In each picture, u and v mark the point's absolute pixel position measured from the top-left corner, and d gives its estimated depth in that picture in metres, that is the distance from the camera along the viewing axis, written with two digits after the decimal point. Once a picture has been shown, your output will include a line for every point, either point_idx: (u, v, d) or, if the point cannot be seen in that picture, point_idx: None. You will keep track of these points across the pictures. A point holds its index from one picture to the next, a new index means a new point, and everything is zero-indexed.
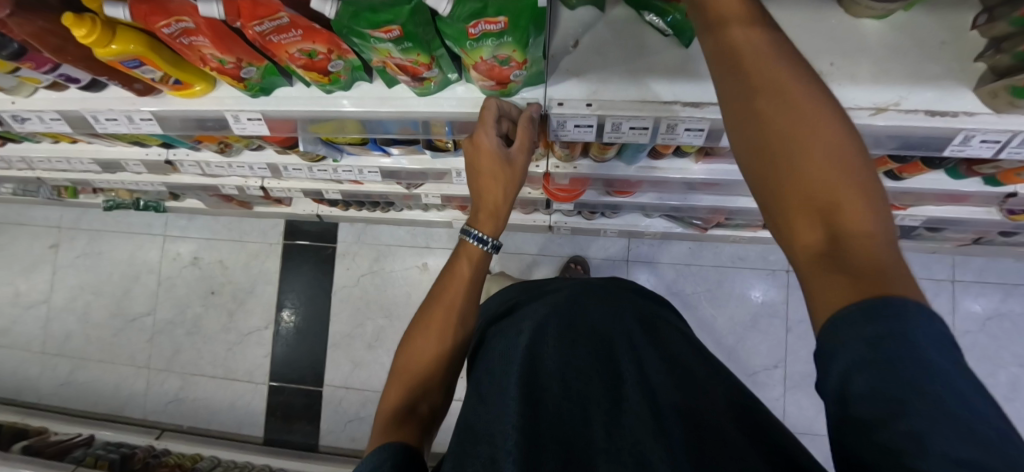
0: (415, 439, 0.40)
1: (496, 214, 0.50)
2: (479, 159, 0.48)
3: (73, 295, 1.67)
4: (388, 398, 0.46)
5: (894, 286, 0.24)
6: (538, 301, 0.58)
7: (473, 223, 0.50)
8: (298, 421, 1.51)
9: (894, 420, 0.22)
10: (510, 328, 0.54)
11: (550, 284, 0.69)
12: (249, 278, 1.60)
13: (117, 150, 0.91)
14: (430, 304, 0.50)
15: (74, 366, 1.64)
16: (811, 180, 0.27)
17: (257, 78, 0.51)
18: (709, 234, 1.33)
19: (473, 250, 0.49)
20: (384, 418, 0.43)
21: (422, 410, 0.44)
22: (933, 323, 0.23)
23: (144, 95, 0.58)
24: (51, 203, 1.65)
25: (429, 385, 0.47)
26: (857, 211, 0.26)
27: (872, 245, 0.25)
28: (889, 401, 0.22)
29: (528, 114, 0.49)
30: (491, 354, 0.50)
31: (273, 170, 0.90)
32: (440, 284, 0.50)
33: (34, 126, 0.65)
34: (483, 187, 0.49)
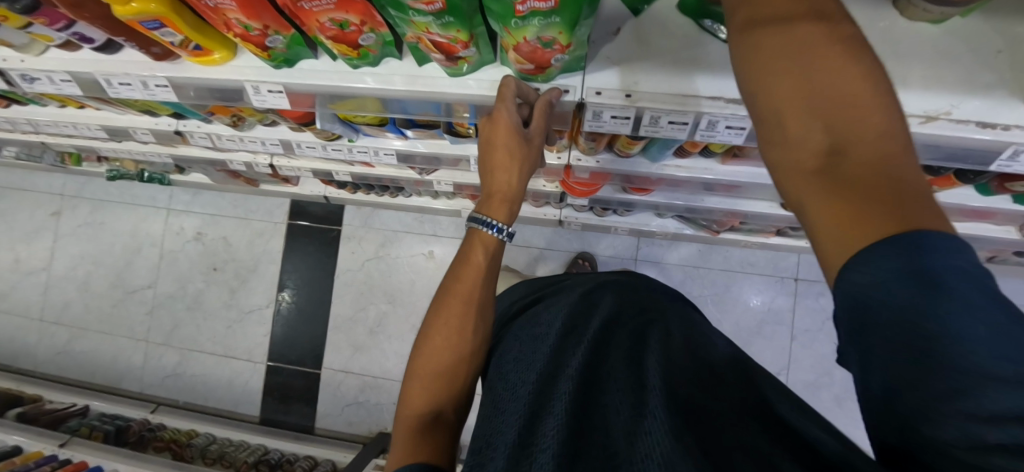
0: (440, 443, 0.39)
1: (513, 198, 0.49)
2: (495, 139, 0.47)
3: (73, 263, 1.65)
4: (410, 401, 0.44)
5: (911, 214, 0.23)
6: (552, 301, 0.58)
7: (485, 209, 0.48)
8: (296, 403, 1.51)
9: (939, 383, 0.20)
10: (526, 331, 0.53)
11: (564, 280, 0.67)
12: (252, 256, 1.58)
13: (126, 118, 0.89)
14: (443, 295, 0.48)
15: (72, 335, 1.62)
16: (821, 99, 0.25)
17: (282, 47, 0.49)
18: (720, 238, 1.31)
19: (488, 237, 0.48)
20: (408, 423, 0.42)
21: (448, 414, 0.43)
22: (960, 258, 0.21)
23: (161, 60, 0.55)
24: (54, 170, 1.62)
25: (450, 385, 0.45)
26: (865, 136, 0.25)
27: (890, 181, 0.24)
28: (922, 393, 0.20)
29: (546, 99, 0.46)
30: (506, 358, 0.49)
31: (286, 147, 0.88)
32: (455, 273, 0.49)
33: (44, 88, 0.63)
34: (502, 170, 0.48)
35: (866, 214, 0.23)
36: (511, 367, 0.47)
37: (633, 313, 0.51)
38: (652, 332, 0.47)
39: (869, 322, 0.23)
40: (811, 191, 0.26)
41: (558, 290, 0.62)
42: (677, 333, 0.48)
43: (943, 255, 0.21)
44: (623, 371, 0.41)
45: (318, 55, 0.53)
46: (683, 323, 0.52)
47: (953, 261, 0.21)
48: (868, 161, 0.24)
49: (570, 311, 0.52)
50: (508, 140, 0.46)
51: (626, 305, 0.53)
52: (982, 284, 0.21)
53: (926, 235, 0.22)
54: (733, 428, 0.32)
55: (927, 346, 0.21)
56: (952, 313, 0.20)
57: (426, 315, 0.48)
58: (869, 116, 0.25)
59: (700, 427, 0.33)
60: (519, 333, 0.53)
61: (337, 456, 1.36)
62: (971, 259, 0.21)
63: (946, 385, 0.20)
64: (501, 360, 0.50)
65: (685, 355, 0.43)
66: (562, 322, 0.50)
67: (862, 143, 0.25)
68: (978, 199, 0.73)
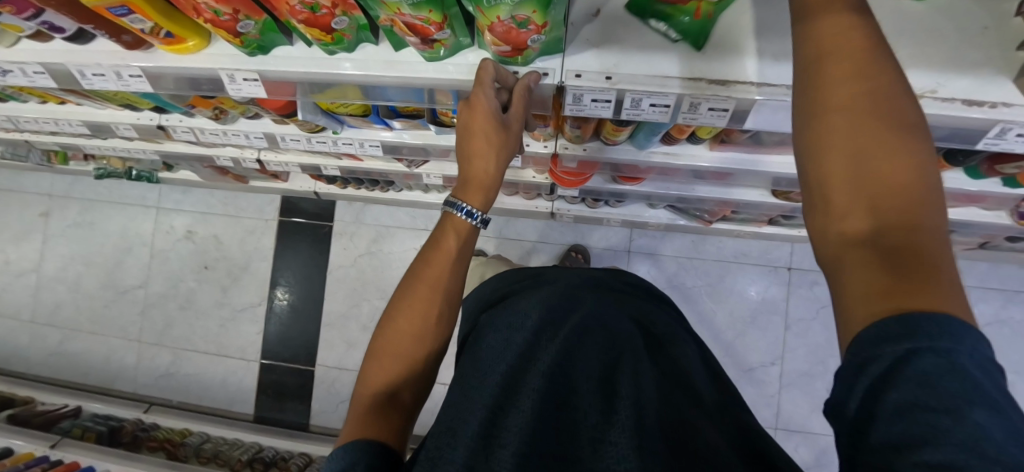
0: (393, 430, 0.39)
1: (489, 188, 0.48)
2: (472, 123, 0.46)
3: (63, 264, 1.64)
4: (369, 380, 0.44)
5: (941, 290, 0.22)
6: (535, 291, 0.56)
7: (460, 195, 0.47)
8: (291, 400, 1.50)
9: (926, 447, 0.18)
10: (503, 318, 0.51)
11: (545, 273, 0.67)
12: (244, 254, 1.57)
13: (108, 113, 0.88)
14: (413, 279, 0.47)
15: (64, 337, 1.61)
16: (873, 161, 0.25)
17: (254, 33, 0.47)
18: (713, 228, 1.31)
19: (461, 223, 0.47)
20: (363, 402, 0.42)
21: (405, 397, 0.43)
22: (980, 348, 0.20)
23: (133, 49, 0.54)
24: (41, 169, 1.60)
25: (412, 369, 0.45)
26: (908, 203, 0.24)
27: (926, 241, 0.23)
28: (910, 452, 0.19)
29: (524, 83, 0.46)
30: (480, 350, 0.48)
31: (270, 140, 0.86)
32: (425, 257, 0.48)
33: (17, 80, 0.61)
34: (479, 158, 0.47)
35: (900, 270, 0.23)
36: (484, 354, 0.46)
37: (618, 316, 0.51)
38: (630, 339, 0.47)
39: (868, 366, 0.22)
40: (849, 235, 0.25)
41: (539, 280, 0.62)
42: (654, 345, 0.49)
43: (970, 336, 0.20)
44: (597, 388, 0.41)
45: (292, 41, 0.52)
46: (659, 333, 0.52)
47: (974, 341, 0.20)
48: (908, 220, 0.24)
49: (553, 302, 0.52)
50: (484, 133, 0.46)
51: (614, 307, 0.53)
52: (993, 369, 0.20)
53: (958, 321, 0.20)
54: (702, 451, 0.34)
55: (923, 398, 0.19)
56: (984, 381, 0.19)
57: (393, 296, 0.48)
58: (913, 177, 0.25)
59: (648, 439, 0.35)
60: (495, 319, 0.53)
61: None
62: (989, 348, 0.20)
63: (926, 437, 0.18)
64: (473, 352, 0.48)
65: (656, 373, 0.44)
66: (540, 313, 0.49)
67: (905, 211, 0.24)
68: (969, 182, 0.73)
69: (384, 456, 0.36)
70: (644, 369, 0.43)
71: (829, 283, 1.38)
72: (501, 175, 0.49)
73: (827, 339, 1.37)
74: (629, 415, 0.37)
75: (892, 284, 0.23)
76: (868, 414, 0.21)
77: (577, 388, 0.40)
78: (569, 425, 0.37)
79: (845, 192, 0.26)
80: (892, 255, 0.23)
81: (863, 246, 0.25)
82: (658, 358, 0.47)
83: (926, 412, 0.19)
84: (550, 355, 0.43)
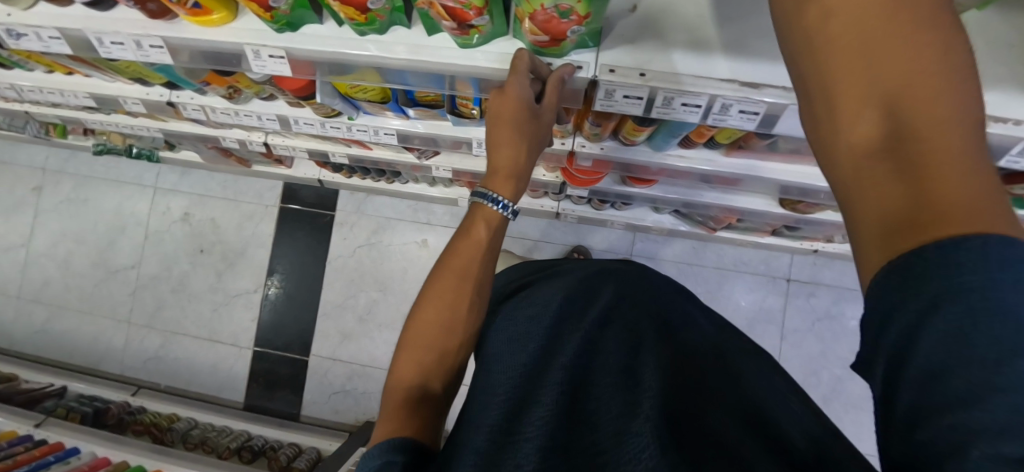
0: (428, 421, 0.39)
1: (519, 177, 0.47)
2: (501, 112, 0.45)
3: (54, 240, 1.60)
4: (400, 373, 0.44)
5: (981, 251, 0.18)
6: (551, 285, 0.56)
7: (489, 185, 0.47)
8: (282, 389, 1.48)
9: (950, 415, 0.17)
10: (520, 312, 0.52)
11: (561, 265, 0.66)
12: (242, 239, 1.54)
13: (116, 87, 0.86)
14: (441, 269, 0.47)
15: (51, 314, 1.57)
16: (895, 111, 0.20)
17: (286, 9, 0.46)
18: (716, 235, 1.31)
19: (491, 214, 0.47)
20: (395, 395, 0.42)
21: (435, 388, 0.43)
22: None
23: (156, 18, 0.53)
24: (36, 142, 1.56)
25: (441, 362, 0.45)
26: (948, 154, 0.19)
27: (972, 180, 0.19)
28: (938, 416, 0.17)
29: (558, 75, 0.45)
30: (499, 343, 0.48)
31: (282, 122, 0.85)
32: (453, 248, 0.47)
33: (30, 45, 0.60)
34: (507, 147, 0.46)
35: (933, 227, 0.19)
36: (502, 348, 0.47)
37: (636, 309, 0.51)
38: (648, 331, 0.47)
39: (891, 331, 0.20)
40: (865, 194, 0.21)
41: (557, 273, 0.62)
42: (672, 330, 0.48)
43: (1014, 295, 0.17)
44: (618, 377, 0.40)
45: (322, 20, 0.51)
46: (678, 316, 0.51)
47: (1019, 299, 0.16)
48: (946, 175, 0.19)
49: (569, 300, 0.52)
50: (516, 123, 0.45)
51: (626, 299, 0.52)
52: None
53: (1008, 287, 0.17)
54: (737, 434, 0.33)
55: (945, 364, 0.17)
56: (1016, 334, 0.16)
57: (421, 288, 0.47)
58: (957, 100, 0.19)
59: (675, 420, 0.34)
60: (512, 313, 0.53)
61: (323, 444, 1.34)
62: None
63: (955, 401, 0.17)
64: (493, 343, 0.48)
65: (675, 355, 0.43)
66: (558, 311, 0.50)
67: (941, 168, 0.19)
68: None
69: (418, 446, 0.36)
70: (665, 358, 0.43)
71: (825, 296, 1.40)
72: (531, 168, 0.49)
73: (821, 351, 1.39)
74: (652, 401, 0.36)
75: (917, 237, 0.19)
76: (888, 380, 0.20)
77: (597, 381, 0.40)
78: (592, 411, 0.36)
79: (864, 160, 0.21)
80: (921, 205, 0.19)
81: (879, 196, 0.20)
82: (679, 345, 0.46)
83: (952, 381, 0.17)
84: (570, 351, 0.43)
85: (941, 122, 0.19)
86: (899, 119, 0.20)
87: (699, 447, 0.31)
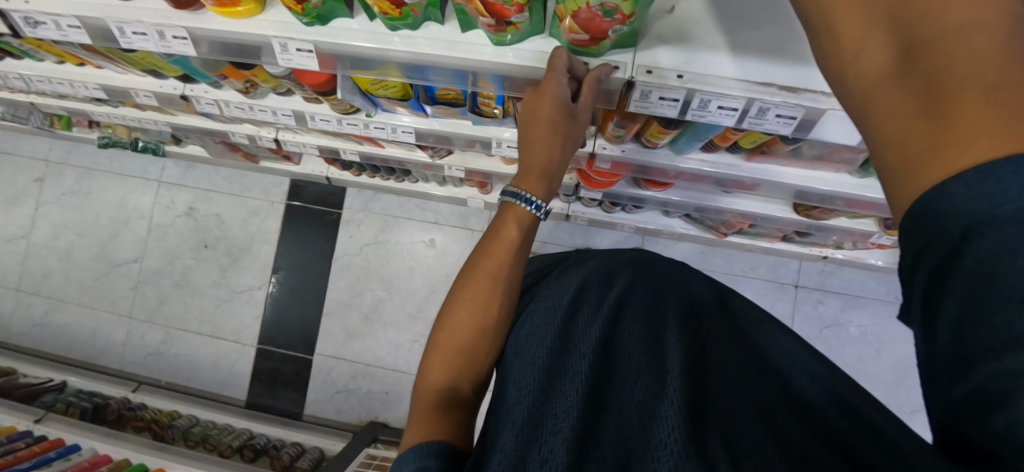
0: (458, 423, 0.38)
1: (550, 176, 0.47)
2: (538, 108, 0.45)
3: (55, 233, 1.58)
4: (430, 377, 0.43)
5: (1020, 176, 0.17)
6: (567, 275, 0.53)
7: (519, 184, 0.47)
8: (285, 388, 1.46)
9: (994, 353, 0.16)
10: (538, 304, 0.48)
11: (578, 255, 0.64)
12: (246, 234, 1.53)
13: (129, 79, 0.85)
14: (472, 270, 0.47)
15: (50, 308, 1.55)
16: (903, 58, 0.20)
17: (317, 2, 0.46)
18: (726, 240, 1.31)
19: (522, 213, 0.47)
20: (426, 399, 0.41)
21: (465, 393, 0.42)
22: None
23: (182, 9, 0.52)
24: (39, 134, 1.54)
25: (471, 365, 0.44)
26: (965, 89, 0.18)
27: (1016, 84, 0.17)
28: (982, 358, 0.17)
29: (596, 75, 0.45)
30: (516, 336, 0.45)
31: (298, 118, 0.84)
32: (485, 249, 0.47)
33: (48, 33, 0.58)
34: (542, 145, 0.46)
35: (967, 136, 0.17)
36: (519, 338, 0.44)
37: (659, 285, 0.48)
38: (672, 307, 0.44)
39: (929, 262, 0.19)
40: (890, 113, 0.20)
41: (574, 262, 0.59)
42: (696, 309, 0.45)
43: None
44: (640, 362, 0.36)
45: (352, 15, 0.50)
46: (704, 297, 0.48)
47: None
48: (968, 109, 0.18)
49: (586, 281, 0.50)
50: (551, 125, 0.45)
51: (646, 280, 0.48)
52: None
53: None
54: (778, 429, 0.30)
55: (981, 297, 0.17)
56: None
57: (451, 289, 0.47)
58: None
59: (707, 405, 0.31)
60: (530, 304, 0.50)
61: (326, 443, 1.32)
62: None
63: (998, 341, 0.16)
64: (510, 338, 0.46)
65: (700, 340, 0.40)
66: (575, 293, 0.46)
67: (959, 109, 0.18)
68: None
69: (449, 447, 0.34)
70: (691, 343, 0.39)
71: (833, 304, 1.40)
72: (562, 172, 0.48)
73: (828, 358, 1.39)
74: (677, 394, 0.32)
75: (947, 159, 0.18)
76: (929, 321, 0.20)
77: (619, 369, 0.36)
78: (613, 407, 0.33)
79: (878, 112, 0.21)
80: (948, 119, 0.18)
81: (905, 119, 0.20)
82: (706, 329, 0.42)
83: (995, 316, 0.16)
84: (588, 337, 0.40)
85: (966, 27, 0.18)
86: (911, 40, 0.20)
87: (740, 448, 0.27)
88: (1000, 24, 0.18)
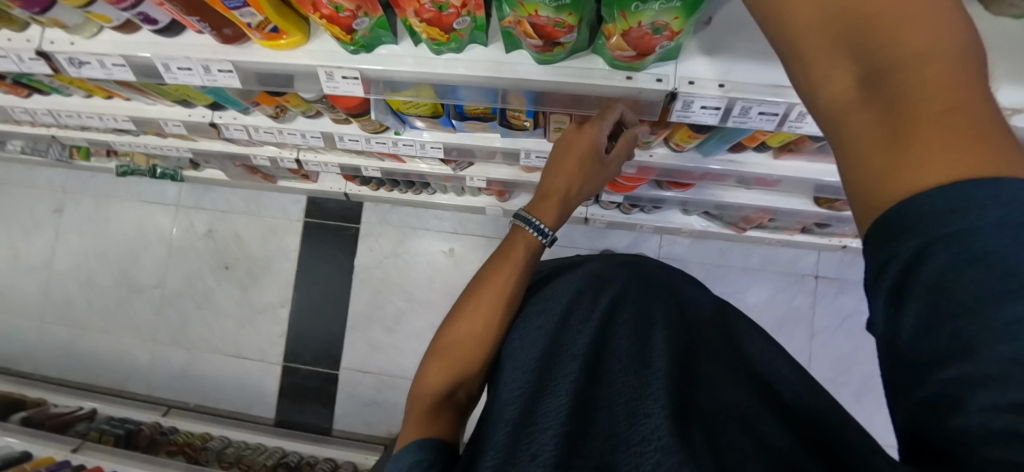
0: (452, 427, 0.40)
1: (564, 206, 0.52)
2: (578, 141, 0.51)
3: (76, 261, 1.59)
4: (428, 380, 0.46)
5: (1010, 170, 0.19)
6: (563, 278, 0.53)
7: (532, 210, 0.51)
8: (311, 404, 1.47)
9: (951, 363, 0.18)
10: (534, 305, 0.49)
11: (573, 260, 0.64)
12: (266, 253, 1.54)
13: (158, 109, 0.86)
14: (478, 285, 0.50)
15: (75, 336, 1.56)
16: (894, 85, 0.20)
17: (365, 31, 0.47)
18: (744, 235, 1.32)
19: (530, 236, 0.50)
20: (422, 401, 0.43)
21: (459, 396, 0.45)
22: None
23: (229, 44, 0.53)
24: (56, 164, 1.56)
25: (470, 373, 0.47)
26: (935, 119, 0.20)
27: (957, 111, 0.19)
28: (936, 368, 0.19)
29: (630, 134, 0.54)
30: (514, 340, 0.45)
31: (326, 139, 0.85)
32: (493, 266, 0.50)
33: (92, 72, 0.60)
34: (565, 177, 0.52)
35: (927, 162, 0.20)
36: (516, 343, 0.44)
37: (650, 279, 0.48)
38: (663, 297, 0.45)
39: (885, 270, 0.21)
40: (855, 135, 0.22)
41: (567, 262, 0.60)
42: (688, 309, 0.45)
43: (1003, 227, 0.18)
44: (631, 355, 0.37)
45: (396, 40, 0.51)
46: (689, 290, 0.49)
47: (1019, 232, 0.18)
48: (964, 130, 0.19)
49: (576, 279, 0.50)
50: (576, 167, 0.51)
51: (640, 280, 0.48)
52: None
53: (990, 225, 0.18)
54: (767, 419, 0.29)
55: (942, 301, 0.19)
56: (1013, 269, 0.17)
57: (459, 298, 0.50)
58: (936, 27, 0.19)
59: (691, 398, 0.32)
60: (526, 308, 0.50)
61: (358, 457, 1.33)
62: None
63: (953, 349, 0.18)
64: (508, 341, 0.46)
65: (689, 336, 0.40)
66: (569, 295, 0.47)
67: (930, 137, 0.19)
68: None
69: (448, 449, 0.36)
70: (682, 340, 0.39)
71: (853, 293, 1.41)
72: (577, 203, 0.54)
73: (852, 347, 1.40)
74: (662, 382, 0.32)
75: (922, 175, 0.20)
76: (889, 329, 0.22)
77: (610, 363, 0.36)
78: (604, 397, 0.33)
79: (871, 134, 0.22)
80: (910, 142, 0.20)
81: (868, 141, 0.22)
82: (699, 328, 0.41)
83: (942, 326, 0.19)
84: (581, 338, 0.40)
85: (920, 57, 0.19)
86: (871, 66, 0.21)
87: (722, 437, 0.27)
88: (949, 54, 0.19)
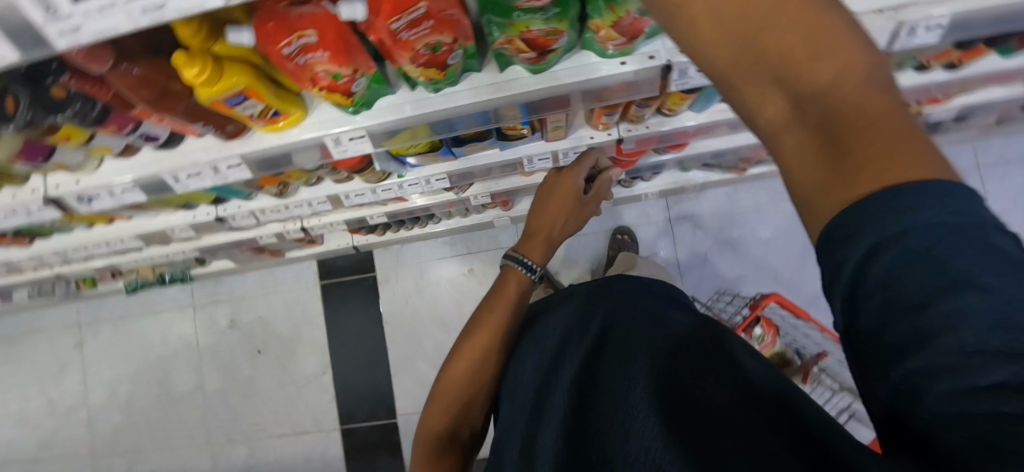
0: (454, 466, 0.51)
1: (552, 241, 0.65)
2: (560, 183, 0.67)
3: (111, 389, 1.58)
4: (432, 420, 0.56)
5: (918, 166, 0.17)
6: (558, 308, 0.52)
7: (522, 249, 0.63)
8: (379, 459, 1.47)
9: (912, 361, 0.16)
10: (527, 348, 0.50)
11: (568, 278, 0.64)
12: (293, 326, 1.54)
13: (161, 219, 0.86)
14: (476, 327, 0.59)
15: (131, 461, 1.55)
16: (802, 94, 0.19)
17: (364, 90, 0.48)
18: (747, 175, 1.34)
19: (520, 273, 0.61)
20: (430, 440, 0.55)
21: (463, 433, 0.56)
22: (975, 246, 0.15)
23: (233, 139, 0.54)
24: (65, 301, 1.55)
25: (471, 408, 0.56)
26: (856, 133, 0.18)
27: (879, 122, 0.18)
28: (900, 365, 0.16)
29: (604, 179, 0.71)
30: (511, 390, 0.48)
31: (333, 201, 0.86)
32: (488, 306, 0.59)
33: (103, 203, 0.61)
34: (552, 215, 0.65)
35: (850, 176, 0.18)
36: (514, 395, 0.47)
37: (635, 295, 0.48)
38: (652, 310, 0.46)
39: (836, 278, 0.18)
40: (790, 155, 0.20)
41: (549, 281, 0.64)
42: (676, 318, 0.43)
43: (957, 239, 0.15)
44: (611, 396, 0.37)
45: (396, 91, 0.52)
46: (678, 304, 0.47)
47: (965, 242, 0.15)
48: (886, 143, 0.17)
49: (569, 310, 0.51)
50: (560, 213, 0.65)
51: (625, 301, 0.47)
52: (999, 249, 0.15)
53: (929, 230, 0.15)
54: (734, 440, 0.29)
55: (903, 316, 0.16)
56: (969, 278, 0.15)
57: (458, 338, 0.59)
58: (834, 49, 0.18)
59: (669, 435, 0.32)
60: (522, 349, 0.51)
61: None
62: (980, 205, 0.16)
63: (912, 341, 0.16)
64: (508, 393, 0.49)
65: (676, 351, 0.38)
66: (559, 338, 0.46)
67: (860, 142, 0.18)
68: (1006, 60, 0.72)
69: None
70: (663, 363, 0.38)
71: None
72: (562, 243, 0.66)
73: None
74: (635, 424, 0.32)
75: (859, 184, 0.17)
76: (846, 330, 0.19)
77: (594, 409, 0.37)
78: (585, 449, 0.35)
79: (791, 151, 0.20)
80: (841, 161, 0.18)
81: (806, 158, 0.19)
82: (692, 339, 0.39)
83: (902, 322, 0.16)
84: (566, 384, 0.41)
85: (831, 76, 0.18)
86: (784, 87, 0.19)
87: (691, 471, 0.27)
88: (853, 70, 0.18)
